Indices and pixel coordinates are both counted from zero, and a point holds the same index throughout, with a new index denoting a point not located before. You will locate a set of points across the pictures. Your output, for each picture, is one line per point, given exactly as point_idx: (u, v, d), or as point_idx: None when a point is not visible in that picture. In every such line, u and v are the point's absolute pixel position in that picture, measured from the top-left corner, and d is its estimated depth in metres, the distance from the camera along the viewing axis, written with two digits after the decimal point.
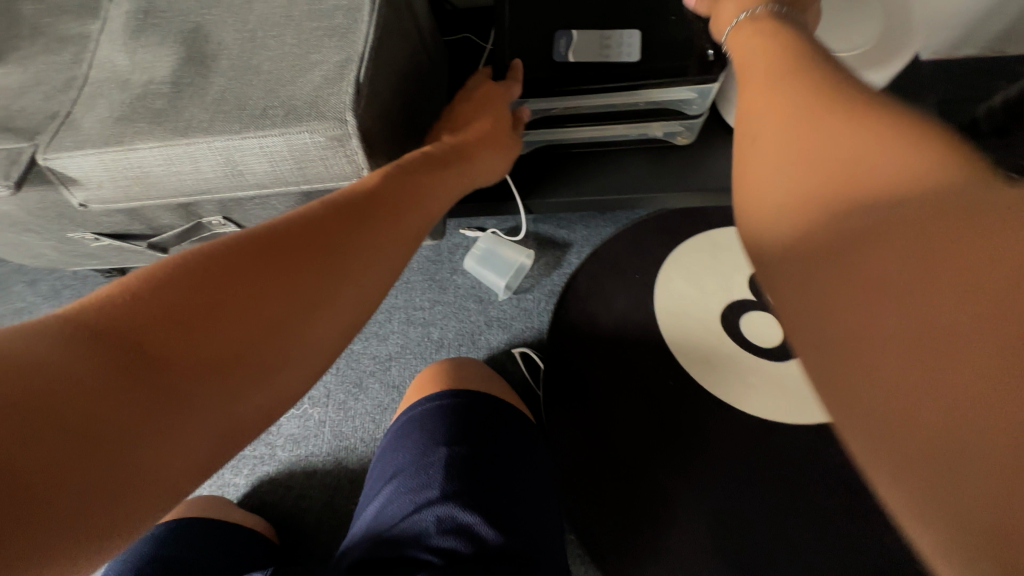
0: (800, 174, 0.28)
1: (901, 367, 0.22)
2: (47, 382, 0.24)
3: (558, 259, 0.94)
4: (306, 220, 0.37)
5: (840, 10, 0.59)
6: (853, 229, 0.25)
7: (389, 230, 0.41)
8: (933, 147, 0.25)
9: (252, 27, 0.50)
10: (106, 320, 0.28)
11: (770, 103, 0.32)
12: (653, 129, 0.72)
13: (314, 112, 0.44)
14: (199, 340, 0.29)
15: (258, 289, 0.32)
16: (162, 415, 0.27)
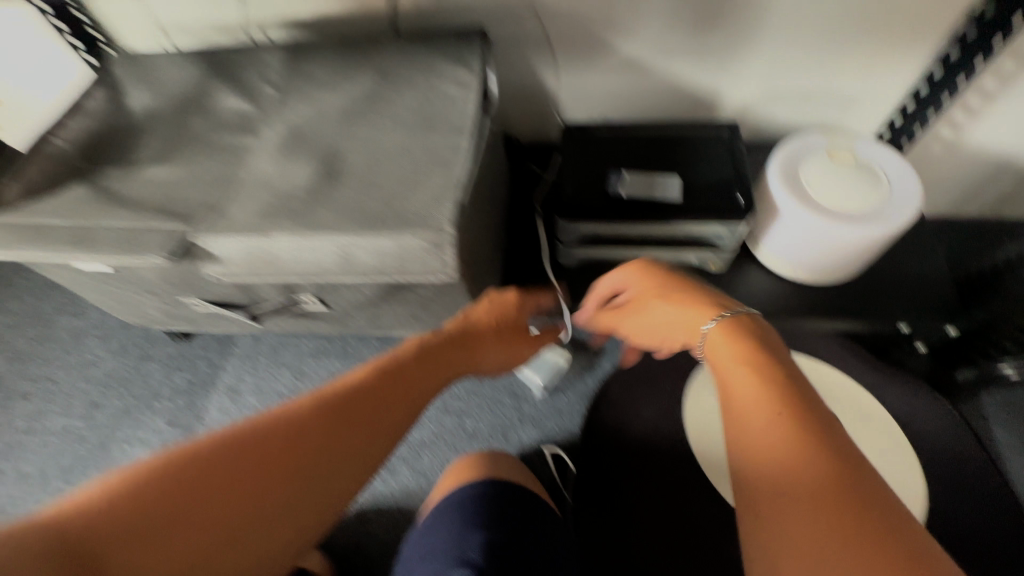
0: (743, 471, 0.41)
1: None
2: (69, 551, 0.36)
3: (592, 363, 0.98)
4: (287, 426, 0.47)
5: (834, 181, 0.71)
6: (759, 508, 0.38)
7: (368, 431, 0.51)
8: (803, 477, 0.37)
9: (377, 154, 0.63)
10: (188, 474, 0.41)
11: (736, 428, 0.43)
12: (688, 255, 0.80)
13: (422, 221, 0.55)
14: (188, 526, 0.40)
15: (255, 494, 0.43)
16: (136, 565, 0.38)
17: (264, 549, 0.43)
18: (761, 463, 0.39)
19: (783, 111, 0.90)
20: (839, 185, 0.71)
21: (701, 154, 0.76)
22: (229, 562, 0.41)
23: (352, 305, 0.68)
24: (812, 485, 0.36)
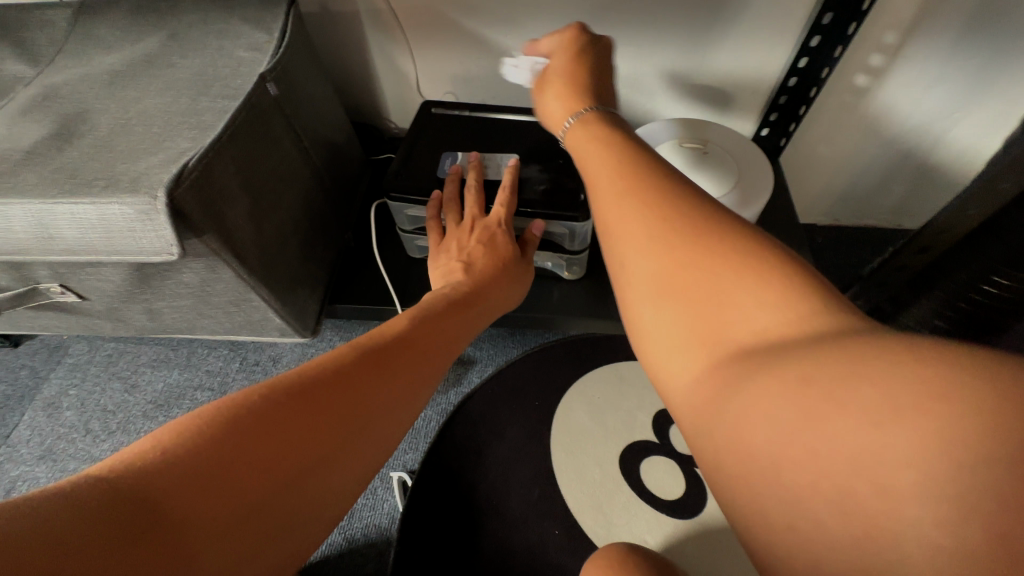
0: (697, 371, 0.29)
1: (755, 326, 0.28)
2: (191, 476, 0.29)
3: (459, 376, 0.91)
4: (302, 380, 0.37)
5: (684, 175, 0.64)
6: (749, 351, 0.27)
7: (371, 401, 0.39)
8: (779, 285, 0.28)
9: (130, 116, 0.54)
10: (208, 429, 0.31)
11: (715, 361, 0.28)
12: (542, 260, 0.74)
13: (133, 187, 0.45)
14: (231, 490, 0.30)
15: (271, 443, 0.32)
16: (222, 475, 0.30)
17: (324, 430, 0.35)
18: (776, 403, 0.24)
19: (654, 105, 0.85)
20: (686, 179, 0.64)
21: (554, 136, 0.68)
22: (256, 453, 0.31)
23: (109, 295, 0.57)
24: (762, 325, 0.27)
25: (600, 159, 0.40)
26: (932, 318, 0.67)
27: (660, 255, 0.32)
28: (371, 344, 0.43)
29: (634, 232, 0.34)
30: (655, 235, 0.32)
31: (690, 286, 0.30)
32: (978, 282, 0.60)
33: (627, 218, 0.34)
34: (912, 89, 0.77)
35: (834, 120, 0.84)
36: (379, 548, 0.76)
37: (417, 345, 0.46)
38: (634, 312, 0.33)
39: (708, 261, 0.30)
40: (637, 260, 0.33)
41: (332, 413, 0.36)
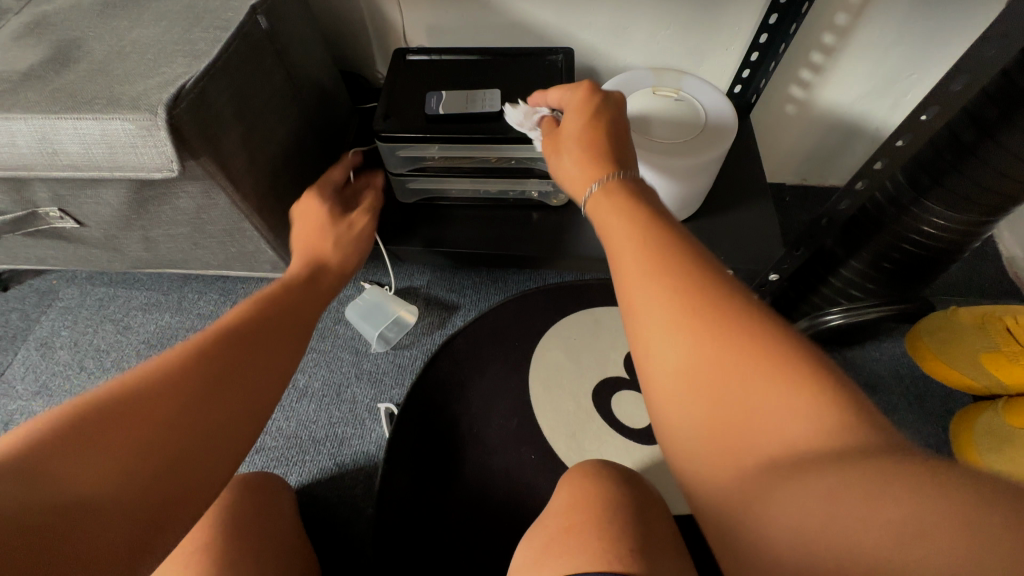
0: (678, 395, 0.33)
1: (716, 369, 0.31)
2: (74, 437, 0.33)
3: (443, 319, 0.95)
4: (176, 350, 0.41)
5: (661, 116, 0.68)
6: (721, 408, 0.31)
7: (243, 362, 0.44)
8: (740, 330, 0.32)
9: (124, 44, 0.55)
10: (69, 418, 0.34)
11: (682, 383, 0.33)
12: (529, 189, 0.77)
13: (134, 105, 0.47)
14: (112, 442, 0.34)
15: (156, 395, 0.37)
16: (102, 432, 0.34)
17: (204, 383, 0.40)
18: (726, 453, 0.30)
19: (633, 60, 0.88)
20: (663, 120, 0.68)
21: (531, 75, 0.73)
22: (137, 405, 0.36)
23: (107, 221, 0.60)
24: (721, 352, 0.32)
25: (609, 214, 0.43)
26: (875, 262, 0.73)
27: (688, 308, 0.34)
28: (226, 322, 0.47)
29: (631, 270, 0.38)
30: (684, 283, 0.35)
31: (669, 343, 0.34)
32: (916, 226, 0.66)
33: (645, 261, 0.37)
34: (875, 50, 0.82)
35: (803, 79, 0.88)
36: (367, 473, 0.81)
37: (276, 321, 0.50)
38: (637, 301, 0.36)
39: (711, 320, 0.33)
40: (649, 286, 0.36)
41: (207, 369, 0.41)
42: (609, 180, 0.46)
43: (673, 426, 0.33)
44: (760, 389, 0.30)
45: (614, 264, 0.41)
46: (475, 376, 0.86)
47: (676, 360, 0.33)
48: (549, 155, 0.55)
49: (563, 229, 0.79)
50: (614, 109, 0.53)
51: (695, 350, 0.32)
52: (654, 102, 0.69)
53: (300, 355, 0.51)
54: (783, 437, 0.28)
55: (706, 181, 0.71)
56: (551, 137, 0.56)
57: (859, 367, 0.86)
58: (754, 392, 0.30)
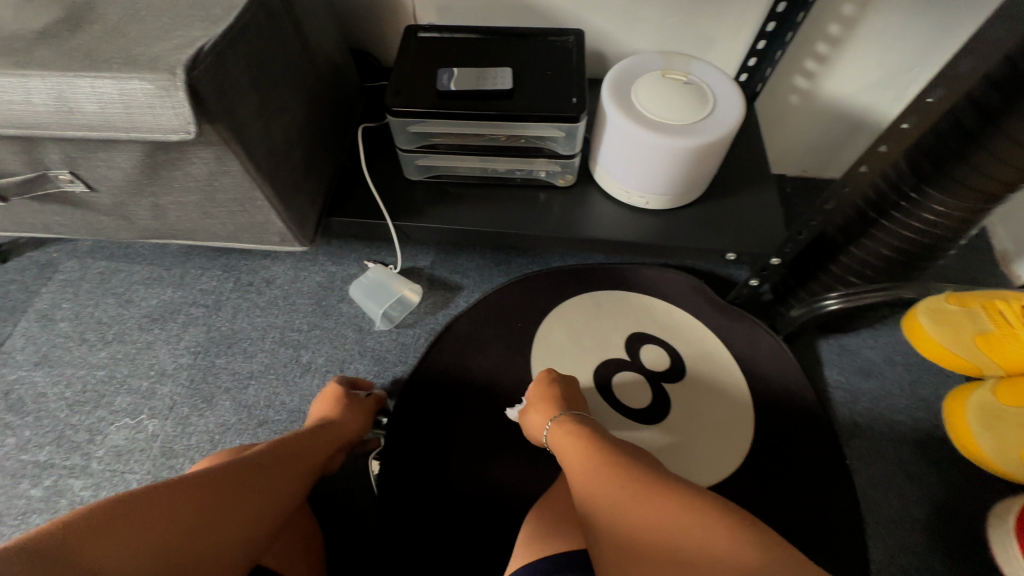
0: (635, 542, 0.42)
1: (678, 529, 0.40)
2: (87, 541, 0.39)
3: (446, 300, 0.96)
4: (162, 493, 0.46)
5: (670, 97, 0.69)
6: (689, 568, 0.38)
7: (225, 512, 0.48)
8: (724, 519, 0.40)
9: (139, 8, 0.55)
10: (76, 532, 0.39)
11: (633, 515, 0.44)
12: (537, 168, 0.78)
13: (152, 66, 0.47)
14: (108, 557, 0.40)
15: (134, 543, 0.41)
16: (117, 536, 0.41)
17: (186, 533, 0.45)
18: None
19: (641, 45, 0.89)
20: (672, 100, 0.68)
21: (541, 54, 0.73)
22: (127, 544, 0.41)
23: (118, 186, 0.60)
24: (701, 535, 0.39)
25: (599, 484, 0.48)
26: (878, 249, 0.74)
27: (668, 501, 0.43)
28: (216, 473, 0.51)
29: (627, 509, 0.44)
30: (672, 499, 0.43)
31: (633, 498, 0.44)
32: (918, 212, 0.67)
33: (605, 472, 0.49)
34: (879, 41, 0.83)
35: (808, 70, 0.90)
36: (370, 449, 0.82)
37: (260, 471, 0.54)
38: (616, 512, 0.45)
39: (689, 537, 0.39)
40: (624, 501, 0.45)
41: (188, 522, 0.45)
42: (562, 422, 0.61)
43: (617, 550, 0.43)
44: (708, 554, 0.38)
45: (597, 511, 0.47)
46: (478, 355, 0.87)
47: (638, 507, 0.44)
48: (540, 411, 0.68)
49: (569, 210, 0.79)
50: (586, 422, 0.61)
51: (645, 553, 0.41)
52: (663, 84, 0.70)
53: (281, 507, 0.54)
54: None
55: (713, 164, 0.72)
56: (547, 399, 0.68)
57: (855, 354, 0.88)
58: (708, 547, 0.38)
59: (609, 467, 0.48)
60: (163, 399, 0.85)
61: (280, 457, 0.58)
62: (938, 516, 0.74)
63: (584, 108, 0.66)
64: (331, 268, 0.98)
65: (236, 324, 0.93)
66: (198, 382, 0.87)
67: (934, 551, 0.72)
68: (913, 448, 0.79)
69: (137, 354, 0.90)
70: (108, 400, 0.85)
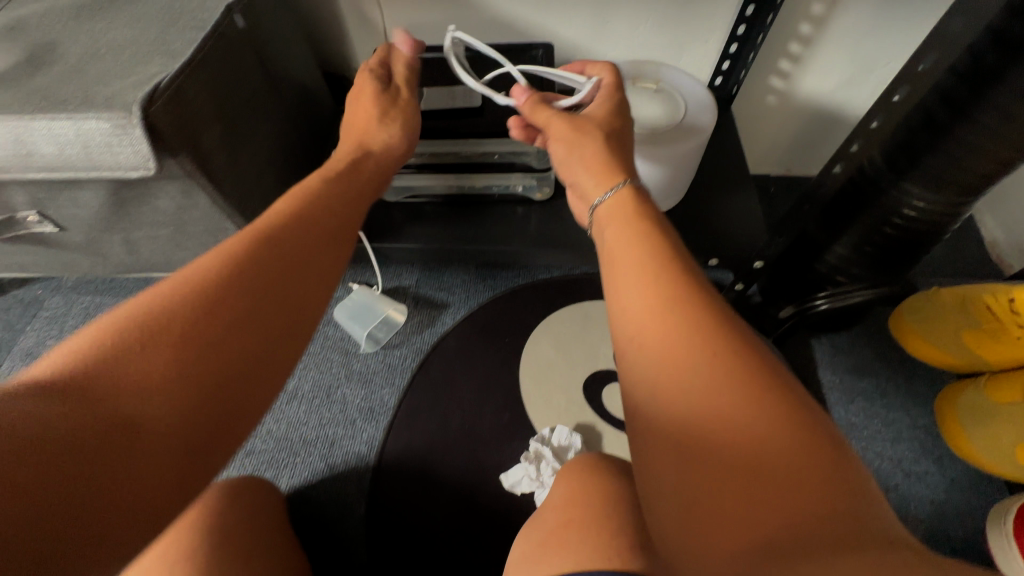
0: (698, 379, 0.30)
1: (734, 407, 0.29)
2: (134, 318, 0.34)
3: (433, 317, 0.95)
4: (208, 276, 0.38)
5: (640, 105, 0.68)
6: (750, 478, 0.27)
7: (271, 337, 0.39)
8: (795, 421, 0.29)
9: (100, 46, 0.55)
10: (102, 343, 0.32)
11: (697, 368, 0.31)
12: (513, 183, 0.78)
13: (108, 104, 0.47)
14: (162, 361, 0.33)
15: (195, 336, 0.35)
16: (164, 344, 0.33)
17: (230, 317, 0.37)
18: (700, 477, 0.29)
19: (614, 54, 0.89)
20: (642, 108, 0.68)
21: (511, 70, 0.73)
22: (180, 335, 0.34)
23: (87, 224, 0.60)
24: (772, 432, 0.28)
25: (635, 284, 0.36)
26: (859, 247, 0.74)
27: (721, 351, 0.31)
28: (267, 233, 0.43)
29: (686, 351, 0.32)
30: (735, 366, 0.30)
31: (707, 372, 0.30)
32: (897, 210, 0.67)
33: (682, 307, 0.34)
34: (852, 37, 0.82)
35: (784, 70, 0.89)
36: (360, 473, 0.81)
37: (302, 260, 0.44)
38: (632, 312, 0.36)
39: (750, 389, 0.29)
40: (684, 357, 0.31)
41: (238, 304, 0.38)
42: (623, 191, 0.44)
43: (649, 396, 0.32)
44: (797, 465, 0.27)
45: (630, 331, 0.36)
46: (465, 372, 0.86)
47: (703, 375, 0.30)
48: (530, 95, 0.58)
49: (548, 223, 0.78)
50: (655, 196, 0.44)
51: (660, 317, 0.34)
52: (633, 93, 0.69)
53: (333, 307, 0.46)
54: (778, 487, 0.27)
55: (689, 168, 0.72)
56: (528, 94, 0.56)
57: (848, 352, 0.86)
58: (762, 429, 0.28)
59: (666, 296, 0.35)
60: None
61: (320, 256, 0.45)
62: (941, 516, 0.72)
63: None
64: None
65: None
66: None
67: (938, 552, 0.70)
68: (912, 447, 0.78)
69: None
70: None
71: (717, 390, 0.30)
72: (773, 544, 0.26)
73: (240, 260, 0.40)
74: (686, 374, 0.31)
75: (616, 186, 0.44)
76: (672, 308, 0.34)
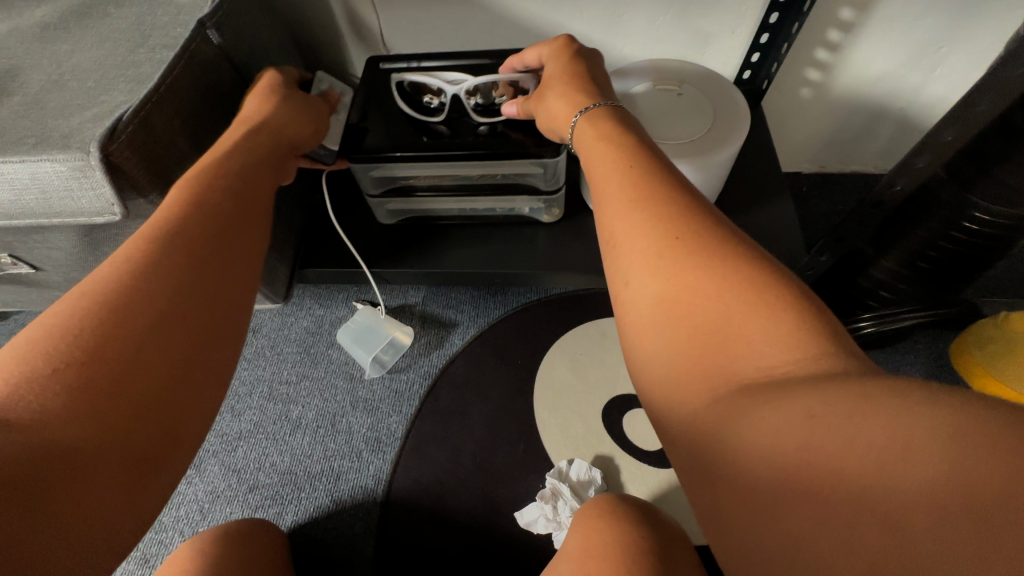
0: (664, 307, 0.30)
1: (708, 303, 0.29)
2: (52, 356, 0.32)
3: (441, 338, 0.89)
4: (122, 282, 0.36)
5: (661, 114, 0.61)
6: (748, 388, 0.26)
7: (199, 331, 0.39)
8: (793, 319, 0.27)
9: (63, 71, 0.50)
10: (28, 361, 0.32)
11: (666, 271, 0.31)
12: (518, 206, 0.71)
13: (63, 142, 0.42)
14: (81, 394, 0.32)
15: (117, 355, 0.34)
16: (77, 375, 0.32)
17: (159, 330, 0.36)
18: (687, 388, 0.28)
19: (631, 50, 0.81)
20: (665, 117, 0.61)
21: None
22: (104, 360, 0.33)
23: (63, 265, 0.56)
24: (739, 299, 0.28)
25: (620, 216, 0.35)
26: (911, 262, 0.65)
27: (688, 254, 0.31)
28: (177, 225, 0.41)
29: (653, 246, 0.32)
30: (706, 250, 0.31)
31: (684, 278, 0.30)
32: (958, 220, 0.59)
33: (638, 188, 0.35)
34: (901, 24, 0.73)
35: (822, 60, 0.80)
36: (367, 509, 0.77)
37: (214, 248, 0.42)
38: (620, 260, 0.34)
39: (719, 285, 0.29)
40: (658, 254, 0.32)
41: (159, 313, 0.36)
42: (592, 109, 0.44)
43: (641, 340, 0.31)
44: (751, 303, 0.28)
45: (611, 263, 0.35)
46: (475, 397, 0.81)
47: (670, 285, 0.31)
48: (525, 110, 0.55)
49: (561, 243, 0.72)
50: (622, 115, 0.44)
51: (675, 274, 0.31)
52: (656, 99, 0.62)
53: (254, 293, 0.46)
54: (755, 355, 0.27)
55: (715, 181, 0.65)
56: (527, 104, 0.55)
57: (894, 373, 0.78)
58: (728, 315, 0.28)
59: (640, 216, 0.34)
60: None
61: (231, 242, 0.44)
62: None
63: (558, 145, 0.59)
64: (319, 311, 0.93)
65: None
66: None
67: None
68: None
69: None
70: None
71: (690, 303, 0.30)
72: (840, 478, 0.21)
73: (158, 262, 0.38)
74: (651, 279, 0.32)
75: (584, 109, 0.45)
76: (648, 227, 0.33)
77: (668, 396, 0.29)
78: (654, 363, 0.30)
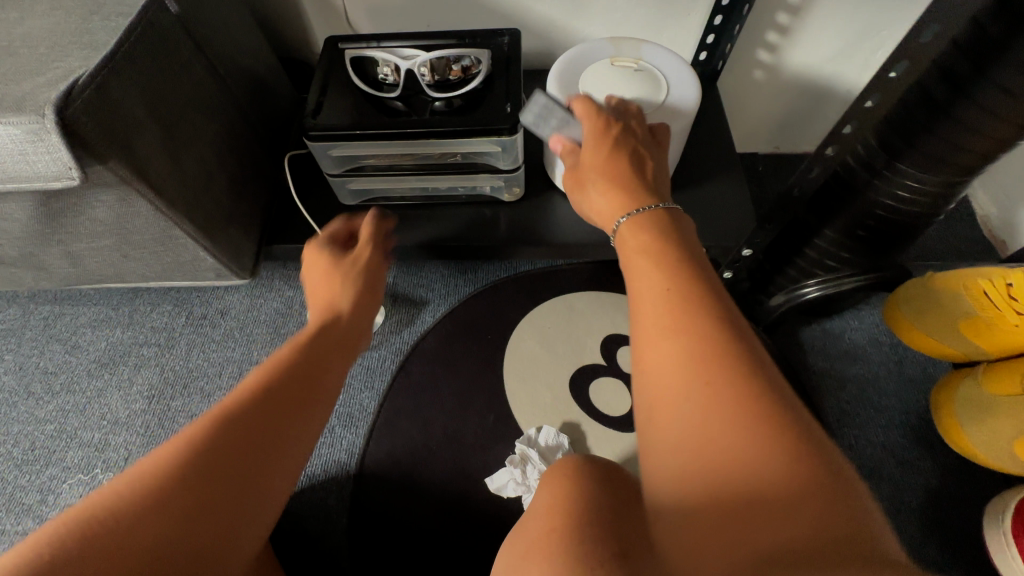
0: (695, 417, 0.30)
1: (739, 436, 0.29)
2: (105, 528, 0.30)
3: (411, 316, 0.91)
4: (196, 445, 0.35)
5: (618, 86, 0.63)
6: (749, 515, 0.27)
7: (253, 497, 0.36)
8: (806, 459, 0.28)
9: (13, 39, 0.49)
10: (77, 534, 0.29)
11: (696, 388, 0.31)
12: (479, 185, 0.73)
13: (17, 106, 0.42)
14: (123, 574, 0.29)
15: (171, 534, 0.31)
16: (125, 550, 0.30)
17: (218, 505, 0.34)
18: (694, 498, 0.29)
19: (592, 29, 0.83)
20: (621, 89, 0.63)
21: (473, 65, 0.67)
22: (153, 545, 0.31)
23: (20, 237, 0.55)
24: (765, 445, 0.28)
25: (651, 315, 0.35)
26: (852, 230, 0.70)
27: (727, 378, 0.31)
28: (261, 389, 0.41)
29: (684, 359, 0.32)
30: (738, 377, 0.31)
31: (714, 398, 0.30)
32: (893, 189, 0.63)
33: (679, 298, 0.35)
34: (842, 8, 0.77)
35: (772, 43, 0.84)
36: (340, 482, 0.78)
37: (275, 408, 0.41)
38: (648, 355, 0.34)
39: (752, 419, 0.29)
40: (696, 368, 0.32)
41: (219, 484, 0.34)
42: (640, 211, 0.43)
43: (656, 434, 0.32)
44: (777, 446, 0.29)
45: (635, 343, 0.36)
46: (446, 370, 0.82)
47: (696, 397, 0.31)
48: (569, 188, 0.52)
49: (526, 218, 0.74)
50: (667, 219, 0.42)
51: (702, 387, 0.31)
52: (613, 73, 0.64)
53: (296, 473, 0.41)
54: (768, 485, 0.27)
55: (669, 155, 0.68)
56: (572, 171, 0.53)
57: (838, 338, 0.84)
58: (749, 446, 0.29)
59: (675, 326, 0.34)
60: (117, 451, 0.81)
61: (304, 392, 0.44)
62: (935, 504, 0.71)
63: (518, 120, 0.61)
64: (289, 292, 0.93)
65: (192, 362, 0.88)
66: (154, 430, 0.82)
67: (932, 542, 0.68)
68: (903, 434, 0.76)
69: (88, 404, 0.85)
70: (60, 456, 0.81)
71: (716, 426, 0.30)
72: None
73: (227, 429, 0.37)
74: (676, 388, 0.32)
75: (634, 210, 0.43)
76: (682, 335, 0.33)
77: (670, 500, 0.30)
78: (663, 460, 0.31)
